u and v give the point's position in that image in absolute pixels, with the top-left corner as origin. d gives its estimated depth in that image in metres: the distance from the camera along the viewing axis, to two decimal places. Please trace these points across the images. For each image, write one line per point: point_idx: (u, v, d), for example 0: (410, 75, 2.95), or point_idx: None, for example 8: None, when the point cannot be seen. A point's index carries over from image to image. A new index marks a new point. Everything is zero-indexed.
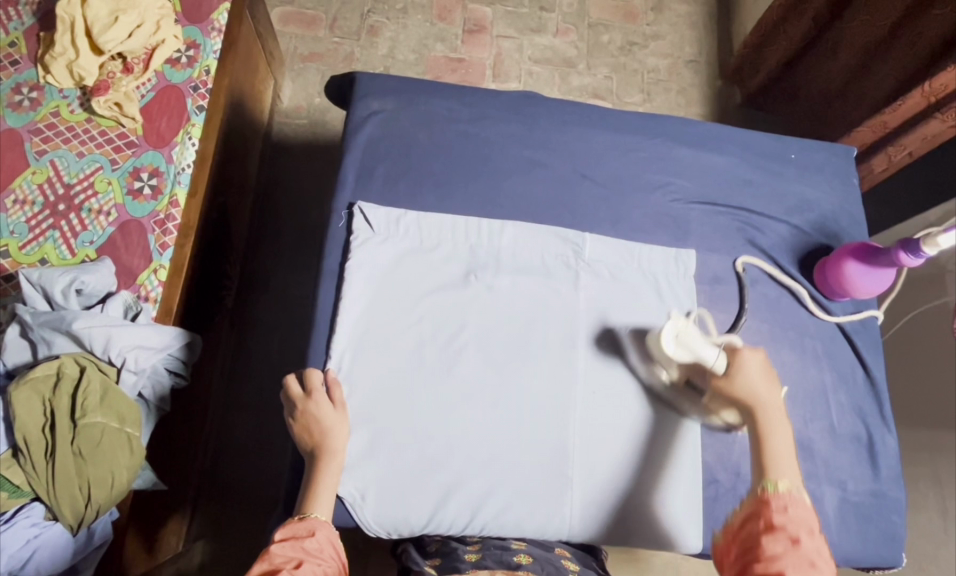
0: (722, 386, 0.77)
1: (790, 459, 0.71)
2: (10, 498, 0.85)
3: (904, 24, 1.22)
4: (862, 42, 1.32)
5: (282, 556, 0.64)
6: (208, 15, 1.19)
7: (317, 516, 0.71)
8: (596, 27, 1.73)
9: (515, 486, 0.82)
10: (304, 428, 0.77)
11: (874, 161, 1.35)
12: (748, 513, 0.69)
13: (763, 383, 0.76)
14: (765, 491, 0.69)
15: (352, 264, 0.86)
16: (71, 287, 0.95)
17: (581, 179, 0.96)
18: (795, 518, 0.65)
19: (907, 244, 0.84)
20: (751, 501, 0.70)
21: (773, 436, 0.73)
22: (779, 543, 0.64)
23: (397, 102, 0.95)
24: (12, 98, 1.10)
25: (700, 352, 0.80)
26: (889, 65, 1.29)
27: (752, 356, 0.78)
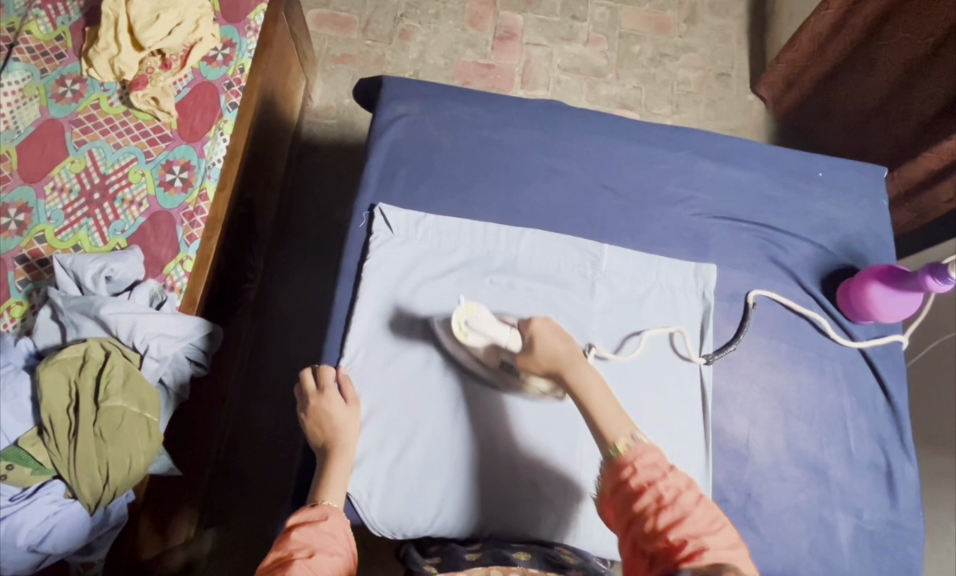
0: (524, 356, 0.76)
1: (616, 412, 0.70)
2: (33, 475, 0.88)
3: (950, 40, 1.19)
4: (903, 59, 1.31)
5: (296, 542, 0.65)
6: (245, 15, 1.23)
7: (330, 503, 0.71)
8: (627, 37, 1.73)
9: (518, 489, 0.82)
10: (315, 421, 0.78)
11: (939, 189, 1.28)
12: (610, 486, 0.67)
13: (559, 340, 0.75)
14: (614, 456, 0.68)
15: (370, 264, 0.88)
16: (101, 273, 0.98)
17: (602, 190, 0.96)
18: (647, 466, 0.66)
19: (935, 268, 0.83)
20: (608, 473, 0.68)
21: (590, 393, 0.72)
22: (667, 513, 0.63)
23: (423, 106, 0.96)
24: (56, 90, 1.14)
25: (492, 334, 0.77)
26: (931, 84, 1.26)
27: (541, 321, 0.77)
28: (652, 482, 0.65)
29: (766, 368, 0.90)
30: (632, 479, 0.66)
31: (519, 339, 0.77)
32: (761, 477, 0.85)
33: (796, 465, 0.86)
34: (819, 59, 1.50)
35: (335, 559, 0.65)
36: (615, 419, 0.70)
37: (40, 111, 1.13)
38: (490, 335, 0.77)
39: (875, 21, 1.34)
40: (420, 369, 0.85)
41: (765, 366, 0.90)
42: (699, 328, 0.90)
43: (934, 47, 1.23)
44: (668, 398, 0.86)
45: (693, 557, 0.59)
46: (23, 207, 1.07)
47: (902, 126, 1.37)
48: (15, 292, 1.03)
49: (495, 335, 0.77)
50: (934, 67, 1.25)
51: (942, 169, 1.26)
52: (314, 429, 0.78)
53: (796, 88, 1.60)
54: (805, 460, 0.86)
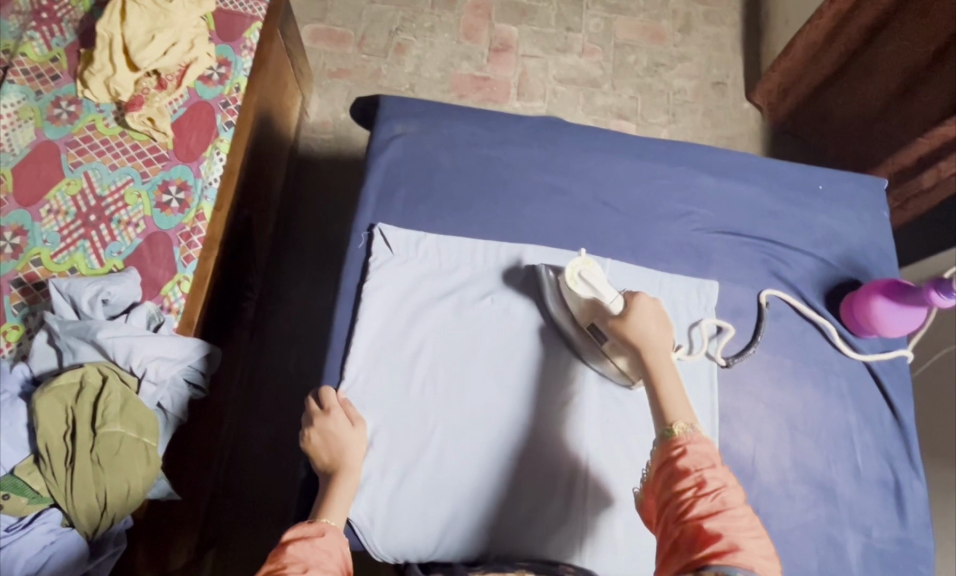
0: (616, 328, 0.77)
1: (682, 399, 0.71)
2: (29, 503, 0.87)
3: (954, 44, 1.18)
4: (903, 65, 1.30)
5: (291, 556, 0.63)
6: (240, 34, 1.23)
7: (328, 520, 0.70)
8: (622, 47, 1.73)
9: (505, 489, 0.82)
10: (320, 443, 0.77)
11: (922, 176, 1.30)
12: (658, 465, 0.67)
13: (655, 326, 0.76)
14: (667, 434, 0.68)
15: (369, 286, 0.87)
16: (98, 297, 0.98)
17: (602, 207, 0.95)
18: (697, 457, 0.65)
19: (939, 283, 0.82)
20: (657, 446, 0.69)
21: (664, 376, 0.73)
22: (705, 498, 0.62)
23: (420, 124, 0.96)
24: (51, 111, 1.14)
25: (599, 290, 0.80)
26: (936, 89, 1.25)
27: (647, 302, 0.79)
28: (694, 470, 0.64)
29: (770, 384, 0.89)
30: (681, 458, 0.65)
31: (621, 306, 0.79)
32: (769, 496, 0.83)
33: (804, 483, 0.85)
34: (815, 68, 1.50)
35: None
36: (680, 403, 0.70)
37: (36, 133, 1.12)
38: (597, 293, 0.81)
39: (871, 28, 1.34)
40: (422, 391, 0.84)
41: (769, 382, 0.89)
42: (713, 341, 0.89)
43: (937, 52, 1.22)
44: None
45: (722, 552, 0.58)
46: (19, 230, 1.06)
47: (906, 132, 1.34)
48: (11, 316, 1.02)
49: (601, 295, 0.80)
50: (938, 72, 1.23)
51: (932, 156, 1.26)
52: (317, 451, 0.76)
53: (791, 96, 1.59)
54: (812, 478, 0.85)
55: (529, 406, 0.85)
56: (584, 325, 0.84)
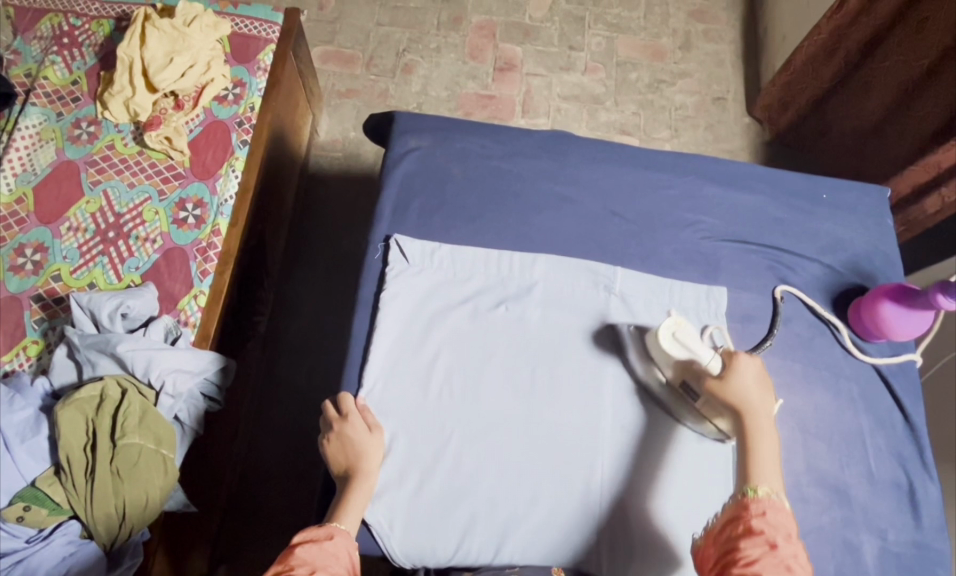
0: (714, 386, 0.78)
1: (774, 470, 0.73)
2: (49, 516, 0.88)
3: (945, 60, 1.20)
4: (897, 82, 1.32)
5: (299, 558, 0.66)
6: (255, 56, 1.27)
7: (340, 525, 0.71)
8: (623, 65, 1.77)
9: (523, 500, 0.82)
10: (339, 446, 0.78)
11: (925, 202, 1.32)
12: (727, 516, 0.72)
13: (756, 387, 0.78)
14: (747, 496, 0.71)
15: (386, 295, 0.89)
16: (117, 311, 0.99)
17: (610, 216, 0.97)
18: (772, 523, 0.69)
19: (945, 287, 0.84)
20: (731, 504, 0.72)
21: (759, 444, 0.75)
22: (757, 548, 0.67)
23: (432, 139, 0.99)
24: (72, 132, 1.17)
25: (695, 350, 0.81)
26: (929, 102, 1.26)
27: (749, 360, 0.79)
28: (766, 531, 0.68)
29: (781, 389, 0.90)
30: (753, 518, 0.69)
31: (718, 367, 0.80)
32: None
33: (818, 487, 0.85)
34: (814, 83, 1.53)
35: None
36: (770, 474, 0.73)
37: (57, 153, 1.16)
38: (692, 352, 0.81)
39: (870, 41, 1.36)
40: (439, 399, 0.85)
41: (780, 387, 0.90)
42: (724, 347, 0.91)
43: (929, 68, 1.24)
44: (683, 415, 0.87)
45: None
46: (39, 247, 1.09)
47: (899, 147, 1.37)
48: (31, 331, 1.04)
49: (697, 354, 0.81)
50: (930, 87, 1.25)
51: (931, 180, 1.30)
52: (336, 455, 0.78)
53: (791, 109, 1.62)
54: (826, 481, 0.86)
55: (547, 422, 0.86)
56: (674, 382, 0.84)
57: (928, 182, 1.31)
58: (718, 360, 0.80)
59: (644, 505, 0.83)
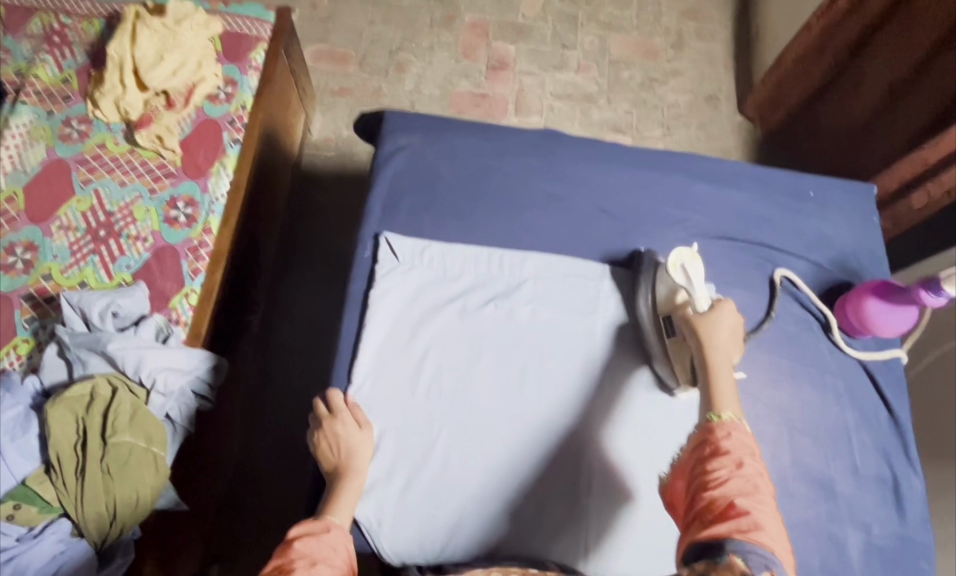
0: (694, 319, 0.80)
1: (735, 399, 0.73)
2: (39, 513, 0.89)
3: (935, 57, 1.22)
4: (885, 80, 1.34)
5: (297, 551, 0.65)
6: (246, 55, 1.27)
7: (332, 518, 0.71)
8: (616, 64, 1.78)
9: (511, 495, 0.83)
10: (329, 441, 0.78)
11: (911, 197, 1.27)
12: (694, 443, 0.71)
13: (729, 333, 0.79)
14: (711, 420, 0.71)
15: (376, 293, 0.89)
16: (107, 310, 1.00)
17: (600, 214, 0.98)
18: (739, 443, 0.68)
19: (928, 283, 0.85)
20: (697, 431, 0.72)
21: (721, 376, 0.75)
22: (725, 468, 0.66)
23: (422, 137, 0.99)
24: (63, 131, 1.17)
25: (695, 283, 0.83)
26: (919, 99, 1.28)
27: (729, 308, 0.81)
28: (732, 452, 0.67)
29: (768, 385, 0.90)
30: (720, 439, 0.68)
31: (705, 306, 0.82)
32: None
33: (804, 481, 0.86)
34: (804, 81, 1.53)
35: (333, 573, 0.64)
36: (732, 400, 0.73)
37: (47, 152, 1.16)
38: (690, 287, 0.84)
39: (858, 40, 1.37)
40: (427, 395, 0.85)
41: (767, 383, 0.91)
42: None
43: (918, 66, 1.26)
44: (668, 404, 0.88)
45: (744, 529, 0.61)
46: (30, 245, 1.09)
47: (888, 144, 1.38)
48: (22, 330, 1.04)
49: (694, 288, 0.83)
50: (920, 83, 1.27)
51: (916, 176, 1.26)
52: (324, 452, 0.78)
53: (783, 107, 1.62)
54: (812, 476, 0.86)
55: (537, 414, 0.86)
56: (662, 314, 0.88)
57: (914, 179, 1.27)
58: (709, 301, 0.83)
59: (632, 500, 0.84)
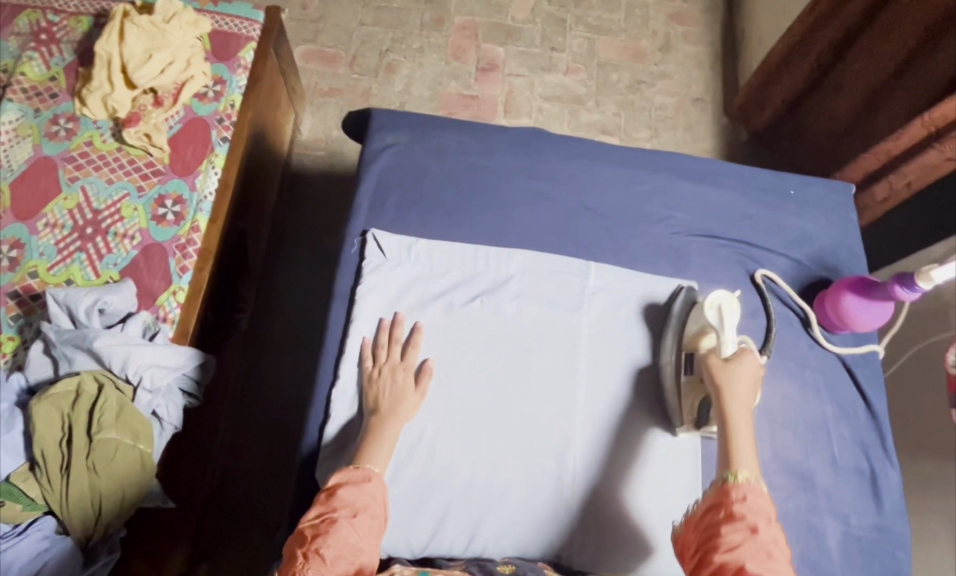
0: (714, 367, 0.80)
1: (752, 454, 0.73)
2: (24, 511, 0.88)
3: (911, 62, 1.24)
4: (864, 85, 1.36)
5: (341, 499, 0.68)
6: (235, 54, 1.27)
7: (372, 466, 0.73)
8: (604, 66, 1.80)
9: (497, 489, 0.84)
10: (381, 377, 0.83)
11: (875, 189, 1.33)
12: (709, 503, 0.71)
13: (748, 384, 0.78)
14: (728, 482, 0.71)
15: (362, 289, 0.90)
16: (94, 306, 0.99)
17: (584, 212, 0.99)
18: (752, 508, 0.69)
19: (903, 278, 0.86)
20: (713, 489, 0.72)
21: (739, 432, 0.75)
22: (738, 533, 0.66)
23: (409, 135, 1.00)
24: (49, 128, 1.17)
25: (726, 326, 0.85)
26: (896, 103, 1.30)
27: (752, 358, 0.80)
28: (747, 518, 0.67)
29: None
30: (736, 504, 0.69)
31: (731, 352, 0.82)
32: None
33: (784, 474, 0.88)
34: (787, 84, 1.54)
35: (375, 524, 0.68)
36: (749, 456, 0.73)
37: (34, 149, 1.15)
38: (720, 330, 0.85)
39: (838, 45, 1.38)
40: None
41: None
42: None
43: (894, 71, 1.28)
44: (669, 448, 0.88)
45: None
46: (16, 243, 1.09)
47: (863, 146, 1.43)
48: (7, 327, 1.03)
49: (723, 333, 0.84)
50: (897, 88, 1.29)
51: (880, 168, 1.32)
52: (371, 383, 0.83)
53: (767, 109, 1.63)
54: (792, 468, 0.88)
55: (524, 410, 0.87)
56: (686, 351, 0.88)
57: (878, 170, 1.33)
58: (737, 347, 0.83)
59: (617, 493, 0.85)
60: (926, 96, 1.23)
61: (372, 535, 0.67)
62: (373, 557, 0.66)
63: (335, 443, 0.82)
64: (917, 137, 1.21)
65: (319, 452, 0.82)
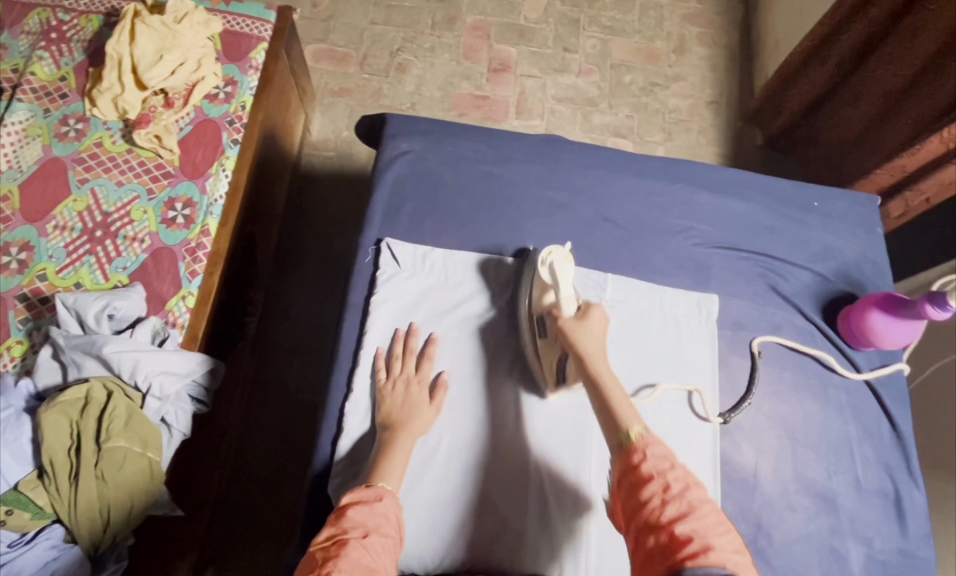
0: (567, 329, 0.79)
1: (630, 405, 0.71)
2: (32, 519, 0.87)
3: (927, 72, 1.20)
4: (881, 92, 1.32)
5: (351, 520, 0.66)
6: (246, 55, 1.25)
7: (386, 485, 0.72)
8: (617, 67, 1.77)
9: (512, 506, 0.82)
10: (394, 390, 0.82)
11: (891, 205, 1.37)
12: (618, 474, 0.66)
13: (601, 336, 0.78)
14: (624, 441, 0.67)
15: (376, 300, 0.88)
16: (103, 312, 0.98)
17: (602, 222, 0.97)
18: (657, 461, 0.64)
19: (932, 296, 0.84)
20: (614, 455, 0.68)
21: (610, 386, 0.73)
22: (657, 494, 0.62)
23: (424, 142, 0.98)
24: (59, 129, 1.16)
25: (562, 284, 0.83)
26: (906, 115, 1.26)
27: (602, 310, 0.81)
28: (655, 474, 0.63)
29: (770, 396, 0.91)
30: (640, 465, 0.64)
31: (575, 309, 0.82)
32: (771, 508, 0.84)
33: (806, 495, 0.86)
34: (806, 87, 1.50)
35: (388, 541, 0.66)
36: (629, 410, 0.71)
37: (43, 150, 1.14)
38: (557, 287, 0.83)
39: (860, 49, 1.34)
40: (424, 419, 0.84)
41: (769, 394, 0.91)
42: (711, 371, 0.90)
43: (912, 79, 1.23)
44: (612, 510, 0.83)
45: (697, 556, 0.55)
46: (25, 245, 1.08)
47: (871, 159, 1.38)
48: (16, 331, 1.02)
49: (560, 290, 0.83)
50: (911, 98, 1.25)
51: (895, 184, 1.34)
52: (384, 395, 0.81)
53: (783, 113, 1.60)
54: (813, 490, 0.86)
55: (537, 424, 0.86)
56: (534, 317, 0.86)
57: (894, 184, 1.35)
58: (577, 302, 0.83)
59: None
60: (936, 107, 1.18)
61: (384, 554, 0.65)
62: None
63: (347, 459, 0.81)
64: (932, 156, 1.23)
65: (331, 465, 0.81)
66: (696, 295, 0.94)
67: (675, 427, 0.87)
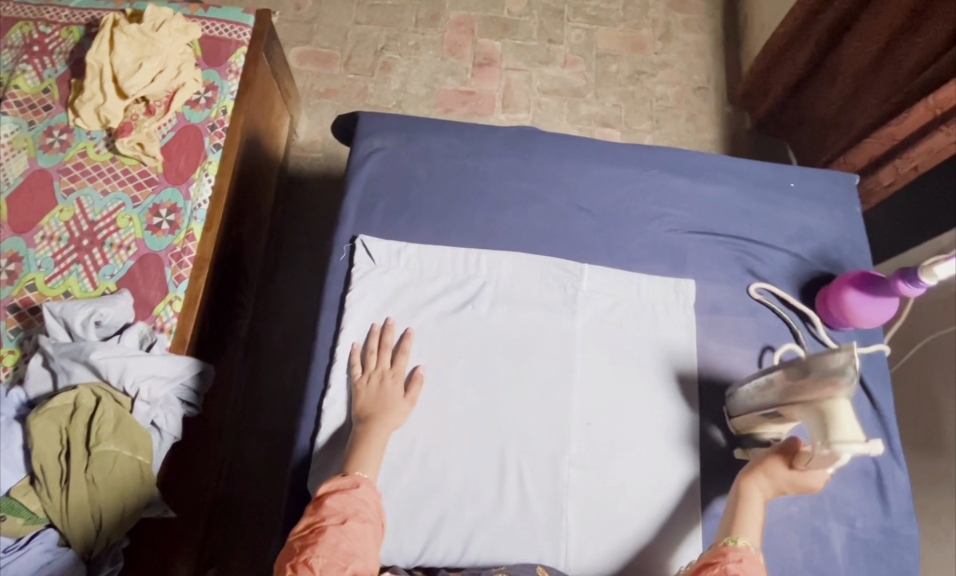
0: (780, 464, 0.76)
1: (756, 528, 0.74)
2: (26, 525, 0.89)
3: (892, 48, 1.20)
4: (853, 71, 1.31)
5: (329, 508, 0.69)
6: (226, 59, 1.26)
7: (361, 472, 0.74)
8: (604, 57, 1.77)
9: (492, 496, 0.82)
10: (369, 384, 0.83)
11: (880, 173, 1.25)
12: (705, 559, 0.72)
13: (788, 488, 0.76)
14: (726, 544, 0.73)
15: (352, 296, 0.89)
16: (90, 319, 0.99)
17: (578, 212, 0.97)
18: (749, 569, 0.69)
19: (905, 273, 0.83)
20: (709, 550, 0.73)
21: (750, 508, 0.76)
22: None
23: (398, 139, 0.98)
24: (44, 141, 1.17)
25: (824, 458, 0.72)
26: (876, 91, 1.28)
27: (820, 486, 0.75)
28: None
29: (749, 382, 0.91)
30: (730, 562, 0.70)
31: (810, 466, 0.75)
32: None
33: None
34: (789, 67, 1.48)
35: (366, 527, 0.69)
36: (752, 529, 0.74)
37: (29, 162, 1.16)
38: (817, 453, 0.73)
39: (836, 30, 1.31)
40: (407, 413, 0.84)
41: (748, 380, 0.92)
42: (687, 354, 0.91)
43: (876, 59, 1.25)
44: (595, 492, 0.84)
45: None
46: (14, 257, 1.09)
47: (847, 139, 1.39)
48: (7, 341, 1.04)
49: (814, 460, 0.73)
50: (879, 75, 1.26)
51: (887, 152, 1.24)
52: (359, 390, 0.83)
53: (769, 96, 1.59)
54: None
55: (516, 411, 0.86)
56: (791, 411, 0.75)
57: (885, 154, 1.25)
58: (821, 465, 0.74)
59: (618, 485, 0.84)
60: (901, 78, 1.21)
61: (364, 539, 0.68)
62: (368, 559, 0.67)
63: (328, 453, 0.82)
64: (921, 123, 1.14)
65: (311, 458, 0.82)
66: (672, 280, 0.94)
67: (650, 409, 0.88)
